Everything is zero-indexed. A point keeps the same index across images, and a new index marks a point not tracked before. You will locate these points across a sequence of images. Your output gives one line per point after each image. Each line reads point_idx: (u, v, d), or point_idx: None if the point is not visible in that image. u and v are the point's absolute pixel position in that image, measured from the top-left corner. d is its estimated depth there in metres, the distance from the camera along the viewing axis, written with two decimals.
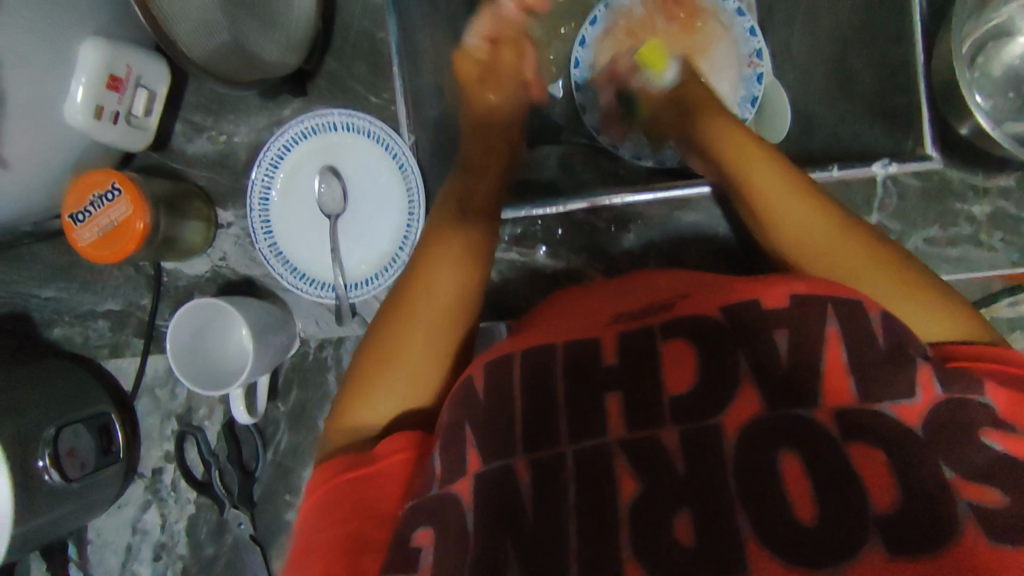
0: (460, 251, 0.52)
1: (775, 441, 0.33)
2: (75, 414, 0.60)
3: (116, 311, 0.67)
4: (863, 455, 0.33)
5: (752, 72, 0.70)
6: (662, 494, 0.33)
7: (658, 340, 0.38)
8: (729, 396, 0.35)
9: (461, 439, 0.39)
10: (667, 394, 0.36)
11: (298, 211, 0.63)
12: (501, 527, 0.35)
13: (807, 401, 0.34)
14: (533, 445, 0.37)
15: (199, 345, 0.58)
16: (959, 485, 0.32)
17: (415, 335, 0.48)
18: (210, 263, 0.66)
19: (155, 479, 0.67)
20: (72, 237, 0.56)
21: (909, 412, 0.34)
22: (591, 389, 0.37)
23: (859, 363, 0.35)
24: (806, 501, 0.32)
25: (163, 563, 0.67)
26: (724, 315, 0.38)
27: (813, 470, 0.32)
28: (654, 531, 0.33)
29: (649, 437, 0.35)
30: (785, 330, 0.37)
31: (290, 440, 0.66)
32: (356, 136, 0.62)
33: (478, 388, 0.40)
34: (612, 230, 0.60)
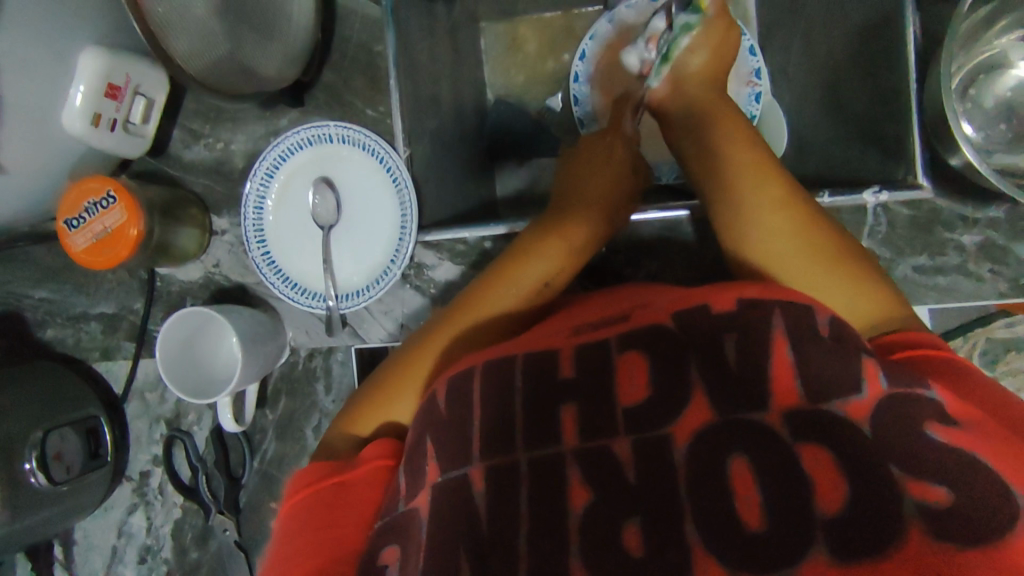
0: (519, 300, 0.51)
1: (724, 445, 0.33)
2: (64, 417, 0.60)
3: (108, 314, 0.68)
4: (811, 457, 0.32)
5: (750, 91, 0.68)
6: (612, 501, 0.33)
7: (613, 353, 0.38)
8: (680, 405, 0.34)
9: (423, 456, 0.39)
10: (621, 404, 0.36)
11: (291, 221, 0.64)
12: (456, 536, 0.35)
13: (757, 407, 0.33)
14: (490, 454, 0.37)
15: (189, 351, 0.59)
16: (905, 483, 0.30)
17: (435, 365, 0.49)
18: (203, 270, 0.66)
19: (142, 482, 0.68)
20: (67, 242, 0.57)
21: (857, 409, 0.33)
22: (549, 399, 0.37)
23: (808, 360, 0.35)
24: (754, 506, 0.31)
25: (147, 566, 0.67)
26: (676, 321, 0.38)
27: (759, 471, 0.32)
28: (602, 535, 0.32)
29: (601, 446, 0.34)
30: (736, 335, 0.36)
31: (278, 448, 0.66)
32: (352, 147, 0.63)
33: (440, 399, 0.41)
34: (604, 250, 0.59)
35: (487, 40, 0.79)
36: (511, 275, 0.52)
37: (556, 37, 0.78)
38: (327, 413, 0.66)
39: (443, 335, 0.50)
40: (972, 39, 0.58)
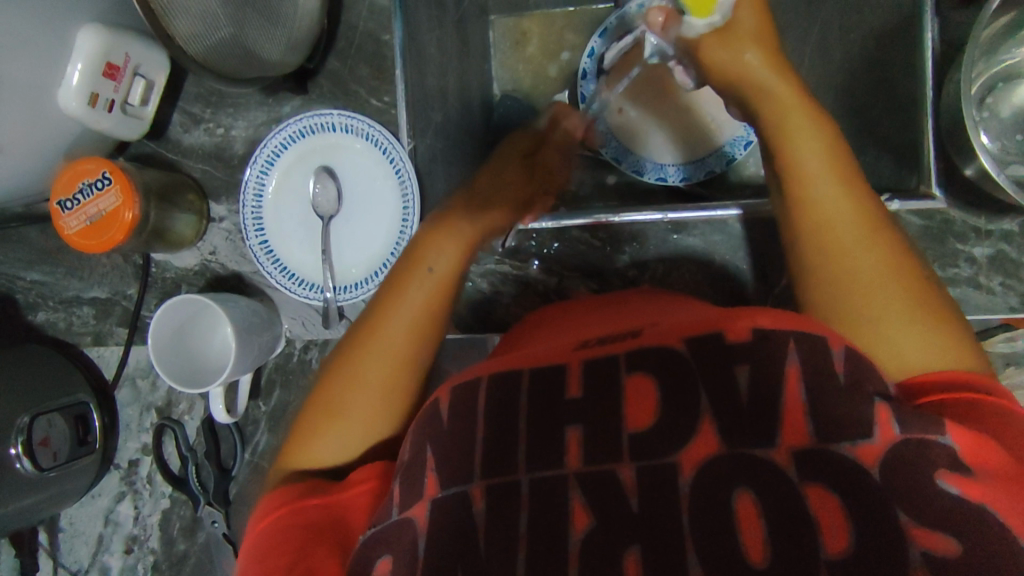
0: (415, 300, 0.48)
1: (730, 479, 0.32)
2: (52, 402, 0.59)
3: (102, 299, 0.67)
4: (818, 499, 0.31)
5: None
6: (612, 530, 0.32)
7: (621, 373, 0.37)
8: (688, 432, 0.33)
9: (422, 466, 0.38)
10: (626, 429, 0.34)
11: (289, 211, 0.62)
12: (454, 554, 0.34)
13: (765, 441, 0.32)
14: (491, 471, 0.35)
15: (181, 342, 0.57)
16: (914, 531, 0.30)
17: (356, 380, 0.47)
18: (199, 257, 0.65)
19: (131, 471, 0.67)
20: (59, 224, 0.56)
21: (867, 453, 0.32)
22: (552, 420, 0.36)
23: (821, 398, 0.34)
24: (759, 543, 0.30)
25: (134, 556, 0.66)
26: (689, 345, 0.36)
27: (766, 508, 0.31)
28: (602, 564, 0.31)
29: (606, 471, 0.33)
30: (749, 368, 0.35)
31: (270, 440, 0.65)
32: (355, 138, 0.61)
33: (443, 411, 0.40)
34: (606, 249, 0.60)
35: (495, 33, 0.77)
36: (406, 270, 0.50)
37: (565, 32, 0.77)
38: None
39: (354, 350, 0.48)
40: (993, 46, 0.57)
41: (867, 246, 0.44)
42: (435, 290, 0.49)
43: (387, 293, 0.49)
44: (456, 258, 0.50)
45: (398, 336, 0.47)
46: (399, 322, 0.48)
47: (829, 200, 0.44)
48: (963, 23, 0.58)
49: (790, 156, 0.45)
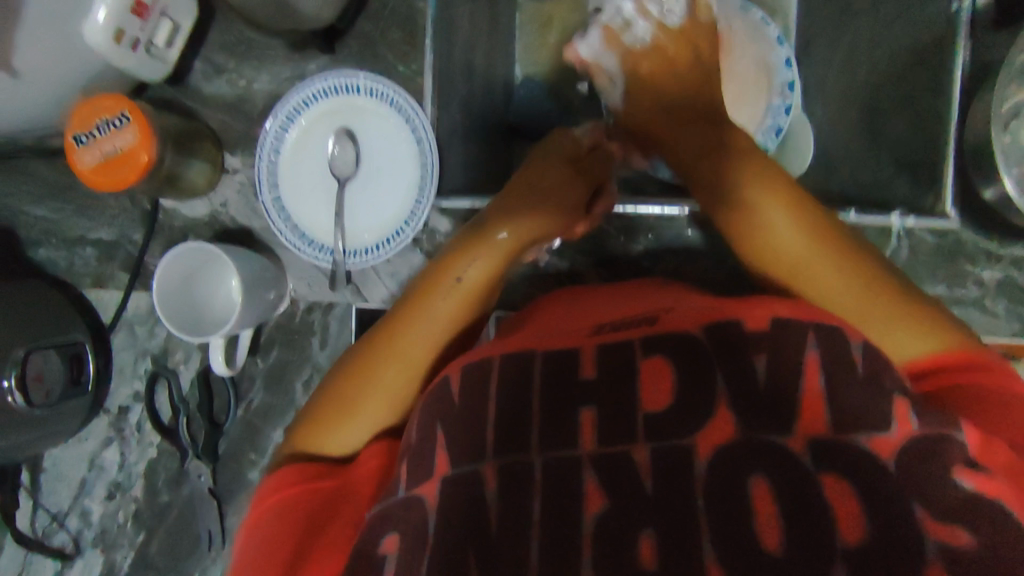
0: (447, 306, 0.48)
1: (747, 460, 0.32)
2: (46, 339, 0.58)
3: (106, 241, 0.66)
4: (834, 487, 0.31)
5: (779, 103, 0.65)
6: (627, 512, 0.32)
7: (637, 356, 0.37)
8: (706, 415, 0.33)
9: (433, 443, 0.38)
10: (642, 410, 0.35)
11: (309, 168, 0.62)
12: (465, 536, 0.33)
13: (781, 427, 0.33)
14: (505, 452, 0.36)
15: (185, 291, 0.57)
16: (929, 525, 0.30)
17: (378, 383, 0.47)
18: (210, 208, 0.64)
19: (121, 417, 0.66)
20: (72, 158, 0.55)
21: (883, 445, 0.33)
22: (566, 401, 0.36)
23: (836, 391, 0.34)
24: (775, 529, 0.30)
25: (115, 503, 0.65)
26: (705, 332, 0.37)
27: (781, 493, 0.31)
28: (616, 544, 0.31)
29: (619, 454, 0.33)
30: (766, 355, 0.35)
31: (265, 398, 0.64)
32: (379, 102, 0.60)
33: (453, 387, 0.40)
34: (620, 238, 0.60)
35: (524, 16, 0.77)
36: (440, 275, 0.49)
37: None
38: (321, 369, 0.63)
39: (377, 348, 0.47)
40: None
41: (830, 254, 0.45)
42: (471, 294, 0.48)
43: (438, 272, 0.49)
44: (494, 269, 0.49)
45: (425, 338, 0.47)
46: (427, 327, 0.47)
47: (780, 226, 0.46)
48: (994, 48, 0.58)
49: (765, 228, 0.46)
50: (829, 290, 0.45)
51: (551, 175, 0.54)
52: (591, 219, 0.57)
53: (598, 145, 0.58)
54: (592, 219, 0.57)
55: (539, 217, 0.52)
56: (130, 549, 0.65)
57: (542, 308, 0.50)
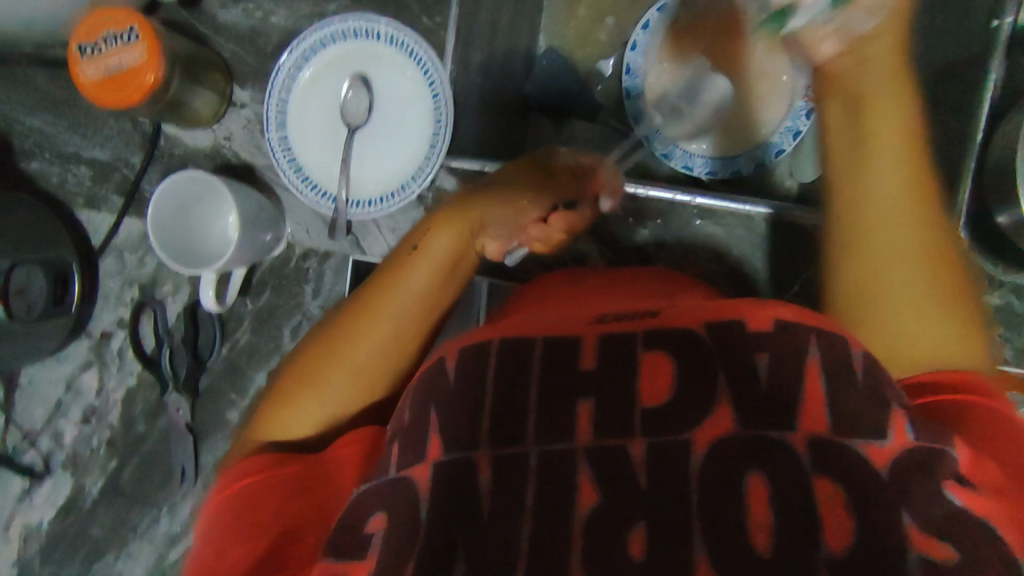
0: (401, 306, 0.48)
1: (743, 458, 0.32)
2: (32, 254, 0.57)
3: (102, 161, 0.64)
4: (826, 490, 0.31)
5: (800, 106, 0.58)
6: (619, 503, 0.32)
7: (637, 346, 0.36)
8: (702, 412, 0.33)
9: (426, 425, 0.38)
10: (640, 406, 0.34)
11: (319, 111, 0.60)
12: (455, 516, 0.34)
13: (782, 427, 0.32)
14: (501, 440, 0.35)
15: (179, 221, 0.55)
16: (916, 537, 0.30)
17: (329, 377, 0.47)
18: (213, 139, 0.62)
19: (102, 342, 0.65)
20: (76, 70, 0.52)
21: (879, 454, 0.32)
22: (563, 388, 0.36)
23: (837, 398, 0.34)
24: (766, 531, 0.30)
25: (89, 428, 0.64)
26: (708, 330, 0.36)
27: (775, 495, 0.31)
28: (607, 536, 0.31)
29: (614, 445, 0.33)
30: (769, 355, 0.35)
31: (251, 340, 0.63)
32: (397, 51, 0.58)
33: (449, 369, 0.39)
34: (629, 221, 0.60)
35: None
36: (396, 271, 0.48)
37: None
38: (311, 317, 0.62)
39: (331, 343, 0.47)
40: None
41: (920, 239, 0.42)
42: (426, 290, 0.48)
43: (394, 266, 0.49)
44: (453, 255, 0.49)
45: (375, 339, 0.47)
46: (377, 328, 0.47)
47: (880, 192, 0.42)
48: None
49: (870, 158, 0.42)
50: (873, 253, 0.42)
51: (522, 194, 0.51)
52: (549, 231, 0.53)
53: (576, 176, 0.52)
54: (550, 232, 0.53)
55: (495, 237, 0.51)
56: (101, 476, 0.64)
57: (533, 289, 0.50)
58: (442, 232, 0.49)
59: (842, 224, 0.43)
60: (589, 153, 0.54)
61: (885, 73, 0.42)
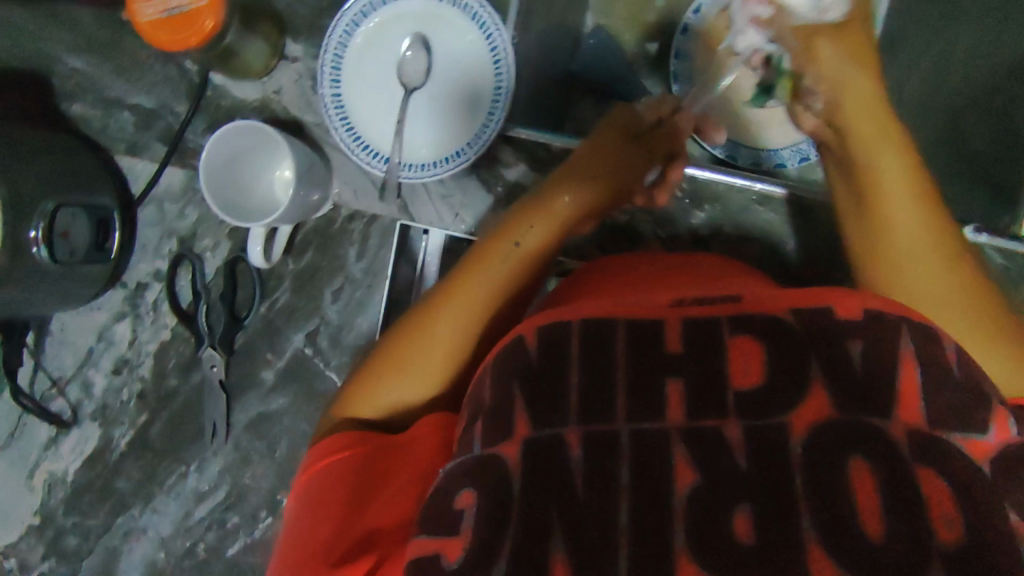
0: (489, 292, 0.48)
1: (844, 444, 0.31)
2: (75, 197, 0.55)
3: (146, 108, 0.62)
4: (929, 479, 0.30)
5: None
6: (720, 486, 0.31)
7: (725, 331, 0.35)
8: (799, 394, 0.32)
9: (511, 405, 0.37)
10: (733, 388, 0.33)
11: (373, 71, 0.58)
12: (548, 494, 0.33)
13: (880, 414, 0.32)
14: (589, 417, 0.34)
15: (229, 172, 0.54)
16: (1022, 531, 0.30)
17: (418, 361, 0.47)
18: (262, 92, 0.60)
19: (137, 293, 0.64)
20: (133, 7, 0.51)
21: (978, 448, 0.32)
22: (650, 368, 0.35)
23: (934, 387, 0.33)
24: (875, 516, 0.29)
25: (120, 379, 0.63)
26: (797, 319, 0.35)
27: (881, 482, 0.30)
28: (709, 517, 0.30)
29: (710, 428, 0.32)
30: (862, 343, 0.34)
31: (291, 300, 0.62)
32: (459, 13, 0.57)
33: (529, 343, 0.39)
34: (687, 203, 0.57)
35: None
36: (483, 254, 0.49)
37: None
38: (353, 280, 0.61)
39: (423, 326, 0.48)
40: None
41: (945, 265, 0.44)
42: (513, 281, 0.49)
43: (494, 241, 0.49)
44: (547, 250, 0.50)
45: (463, 323, 0.48)
46: (466, 313, 0.48)
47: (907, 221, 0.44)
48: None
49: (886, 196, 0.44)
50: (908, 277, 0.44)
51: (603, 159, 0.53)
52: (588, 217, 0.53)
53: (661, 122, 0.56)
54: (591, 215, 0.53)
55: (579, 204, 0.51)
56: (130, 429, 0.63)
57: (601, 268, 0.50)
58: (523, 216, 0.50)
59: (878, 280, 0.45)
60: (666, 129, 0.56)
61: (862, 105, 0.43)
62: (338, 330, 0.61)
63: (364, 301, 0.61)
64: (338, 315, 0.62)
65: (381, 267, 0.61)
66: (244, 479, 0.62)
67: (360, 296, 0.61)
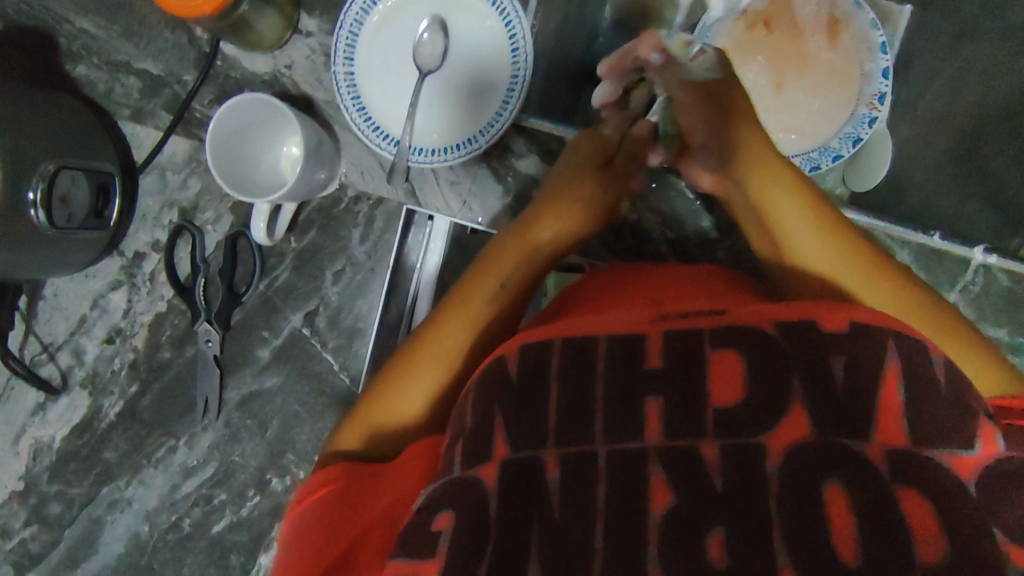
0: (477, 321, 0.48)
1: (824, 465, 0.31)
2: (77, 160, 0.54)
3: (152, 75, 0.59)
4: (912, 498, 0.30)
5: (865, 113, 0.60)
6: (697, 504, 0.31)
7: (707, 345, 0.35)
8: (776, 417, 0.32)
9: (492, 424, 0.36)
10: (712, 406, 0.33)
11: (387, 51, 0.57)
12: (525, 510, 0.33)
13: (858, 433, 0.31)
14: (566, 438, 0.34)
15: (234, 147, 0.53)
16: (1009, 548, 0.30)
17: (407, 398, 0.47)
18: (273, 65, 0.59)
19: (134, 263, 0.63)
20: None
21: (964, 463, 0.31)
22: (630, 384, 0.35)
23: (917, 403, 0.33)
24: (850, 540, 0.29)
25: (112, 348, 0.63)
26: (780, 330, 0.35)
27: (858, 501, 0.30)
28: (685, 536, 0.30)
29: (688, 446, 0.32)
30: (846, 357, 0.34)
31: (290, 279, 0.61)
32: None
33: (511, 364, 0.38)
34: (698, 204, 0.55)
35: None
36: (469, 284, 0.49)
37: None
38: (355, 263, 0.60)
39: (410, 364, 0.47)
40: None
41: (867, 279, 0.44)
42: (505, 308, 0.49)
43: (476, 275, 0.49)
44: (533, 271, 0.50)
45: (454, 355, 0.47)
46: (455, 347, 0.47)
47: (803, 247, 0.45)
48: None
49: (782, 234, 0.46)
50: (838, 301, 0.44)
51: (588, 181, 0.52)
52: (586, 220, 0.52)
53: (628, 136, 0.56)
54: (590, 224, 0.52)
55: (574, 224, 0.51)
56: (119, 399, 0.62)
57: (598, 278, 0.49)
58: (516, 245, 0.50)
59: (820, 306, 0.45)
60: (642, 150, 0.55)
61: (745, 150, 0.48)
62: (336, 312, 0.60)
63: (364, 285, 0.60)
64: (337, 297, 0.61)
65: (383, 251, 0.60)
66: (232, 457, 0.61)
67: (360, 279, 0.60)
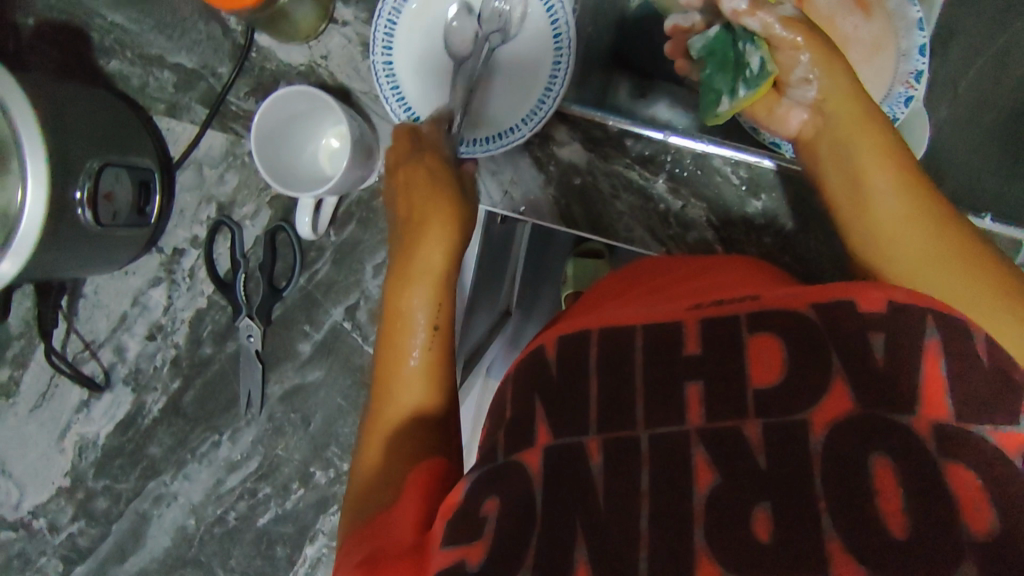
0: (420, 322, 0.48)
1: (866, 435, 0.29)
2: (117, 158, 0.53)
3: (186, 68, 0.60)
4: (960, 476, 0.28)
5: (901, 92, 0.52)
6: (739, 484, 0.30)
7: (743, 330, 0.34)
8: (817, 395, 0.31)
9: (531, 415, 0.36)
10: (752, 387, 0.32)
11: (424, 39, 0.56)
12: (572, 502, 0.31)
13: (902, 407, 0.30)
14: (609, 424, 0.34)
15: (277, 138, 0.53)
16: None
17: (391, 408, 0.46)
18: (308, 57, 0.58)
19: (174, 259, 0.62)
20: None
21: (1010, 441, 0.29)
22: (669, 374, 0.34)
23: (961, 376, 0.30)
24: (897, 509, 0.27)
25: (154, 344, 0.63)
26: (818, 313, 0.34)
27: (905, 475, 0.28)
28: (730, 520, 0.29)
29: (729, 427, 0.31)
30: (883, 334, 0.32)
31: (331, 273, 0.61)
32: None
33: (548, 357, 0.39)
34: (744, 190, 0.54)
35: None
36: (396, 308, 0.49)
37: None
38: None
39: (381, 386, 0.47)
40: None
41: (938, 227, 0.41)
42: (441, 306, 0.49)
43: (392, 315, 0.49)
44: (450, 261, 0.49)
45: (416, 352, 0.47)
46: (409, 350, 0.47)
47: (883, 193, 0.42)
48: None
49: (870, 189, 0.42)
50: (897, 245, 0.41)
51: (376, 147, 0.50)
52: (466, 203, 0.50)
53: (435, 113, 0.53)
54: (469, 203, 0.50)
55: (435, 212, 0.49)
56: (162, 395, 0.63)
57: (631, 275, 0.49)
58: (405, 275, 0.49)
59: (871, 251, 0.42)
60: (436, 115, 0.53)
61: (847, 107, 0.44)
62: (378, 305, 0.60)
63: None
64: (379, 291, 0.60)
65: None
66: (277, 450, 0.62)
67: None
